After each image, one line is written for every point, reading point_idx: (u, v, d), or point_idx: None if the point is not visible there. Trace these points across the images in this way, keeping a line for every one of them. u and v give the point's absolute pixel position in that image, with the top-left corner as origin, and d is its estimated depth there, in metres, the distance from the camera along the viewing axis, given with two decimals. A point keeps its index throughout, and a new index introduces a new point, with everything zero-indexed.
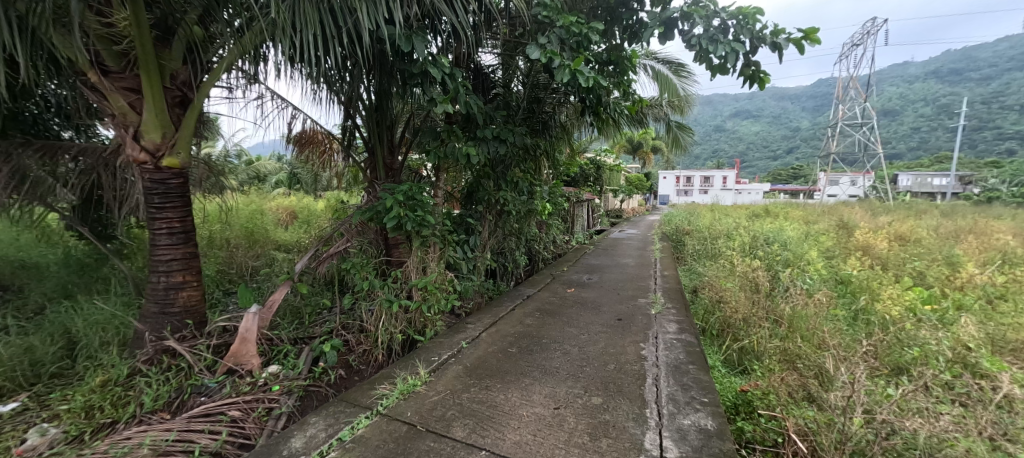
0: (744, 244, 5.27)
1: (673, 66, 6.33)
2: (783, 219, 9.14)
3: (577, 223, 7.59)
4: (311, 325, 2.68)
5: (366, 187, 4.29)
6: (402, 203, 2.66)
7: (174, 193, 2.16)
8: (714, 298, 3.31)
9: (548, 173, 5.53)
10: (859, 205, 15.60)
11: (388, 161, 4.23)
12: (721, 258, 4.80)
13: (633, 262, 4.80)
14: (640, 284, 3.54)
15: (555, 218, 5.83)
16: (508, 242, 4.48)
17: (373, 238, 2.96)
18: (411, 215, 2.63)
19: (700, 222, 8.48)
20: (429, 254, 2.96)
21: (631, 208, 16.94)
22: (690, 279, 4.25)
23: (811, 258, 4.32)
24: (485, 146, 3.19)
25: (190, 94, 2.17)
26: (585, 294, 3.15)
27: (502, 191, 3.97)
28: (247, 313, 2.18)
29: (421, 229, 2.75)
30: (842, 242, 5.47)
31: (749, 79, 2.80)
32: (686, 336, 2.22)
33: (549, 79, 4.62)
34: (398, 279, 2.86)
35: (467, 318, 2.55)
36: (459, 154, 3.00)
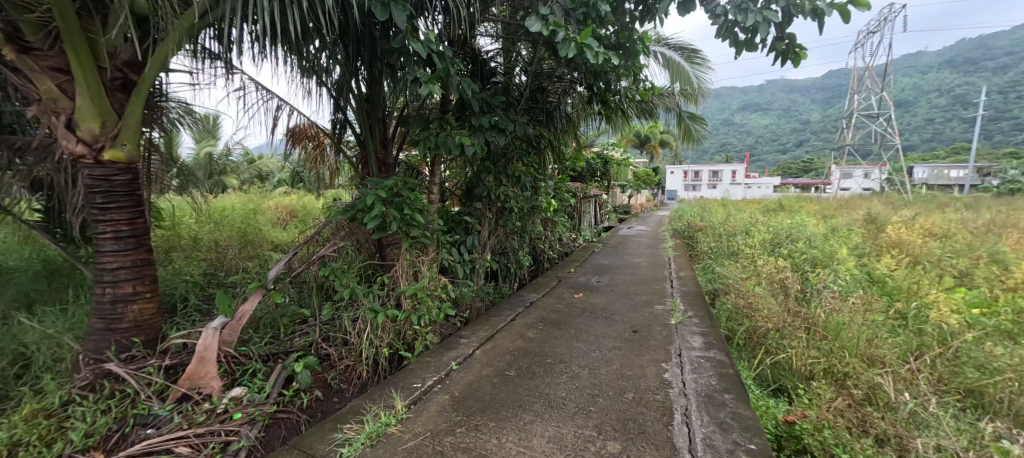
0: (765, 241, 4.90)
1: (686, 53, 5.96)
2: (801, 214, 8.72)
3: (584, 219, 7.24)
4: (287, 338, 2.39)
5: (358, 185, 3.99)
6: (386, 200, 2.35)
7: (119, 191, 1.86)
8: (740, 302, 2.96)
9: (554, 167, 5.20)
10: (877, 198, 15.05)
11: (381, 157, 3.92)
12: (740, 257, 4.44)
13: (646, 261, 4.46)
14: (656, 287, 3.21)
15: (560, 214, 5.50)
16: (510, 241, 4.16)
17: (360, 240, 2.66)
18: (397, 215, 2.30)
19: (714, 218, 8.09)
20: (420, 257, 2.65)
21: (639, 204, 16.53)
22: (709, 281, 3.91)
23: (842, 257, 3.96)
24: (484, 135, 2.86)
25: (134, 76, 1.88)
26: (595, 300, 2.83)
27: (503, 187, 3.65)
28: (206, 328, 1.89)
29: (409, 230, 2.44)
30: (871, 238, 5.07)
31: (781, 55, 2.45)
32: (715, 354, 1.89)
33: (554, 66, 4.32)
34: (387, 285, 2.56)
35: (461, 331, 2.24)
36: (453, 143, 2.66)
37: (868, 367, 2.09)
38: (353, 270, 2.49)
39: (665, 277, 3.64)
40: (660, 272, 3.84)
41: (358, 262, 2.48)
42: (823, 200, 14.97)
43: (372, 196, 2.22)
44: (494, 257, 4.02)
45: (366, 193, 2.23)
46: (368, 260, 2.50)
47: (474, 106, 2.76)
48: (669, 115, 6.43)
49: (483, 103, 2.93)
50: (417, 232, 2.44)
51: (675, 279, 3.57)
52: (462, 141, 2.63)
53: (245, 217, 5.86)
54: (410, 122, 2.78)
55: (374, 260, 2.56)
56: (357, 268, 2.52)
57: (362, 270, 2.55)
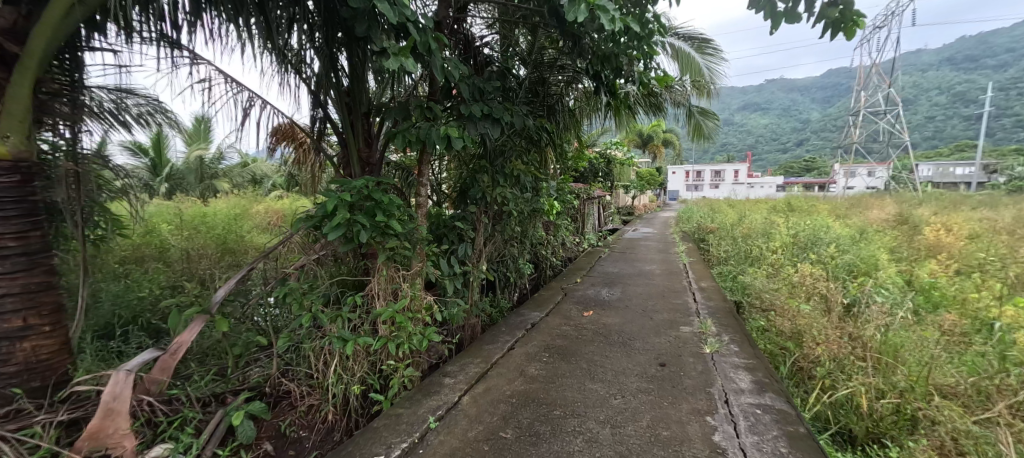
0: (789, 246, 4.46)
1: (696, 42, 5.54)
2: (816, 215, 8.26)
3: (587, 222, 6.81)
4: (235, 375, 1.97)
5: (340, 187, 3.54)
6: (353, 204, 1.91)
7: (4, 198, 1.44)
8: (778, 321, 2.53)
9: (556, 167, 4.76)
10: (888, 196, 14.60)
11: (365, 155, 3.46)
12: (764, 263, 4.00)
13: (659, 269, 4.03)
14: (676, 301, 2.78)
15: (564, 217, 5.08)
16: (508, 248, 3.74)
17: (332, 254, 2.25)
18: (367, 223, 1.86)
19: (725, 219, 7.66)
20: (401, 272, 2.22)
21: (642, 205, 16.08)
22: (733, 292, 3.48)
23: (883, 263, 3.52)
24: (476, 127, 2.41)
25: (14, 49, 1.47)
26: (609, 319, 2.41)
27: (500, 188, 3.23)
28: (118, 372, 1.48)
29: (384, 238, 2.02)
30: (906, 241, 4.63)
31: (831, 27, 2.06)
32: (773, 400, 1.47)
33: (557, 56, 3.95)
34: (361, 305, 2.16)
35: (448, 365, 1.82)
36: (436, 134, 2.19)
37: (959, 409, 1.67)
38: (319, 289, 2.07)
39: (685, 288, 3.21)
40: (677, 282, 3.41)
41: (327, 279, 2.07)
42: (832, 199, 14.56)
43: (335, 199, 1.79)
44: (491, 266, 3.60)
45: (327, 195, 1.80)
46: (340, 276, 2.07)
47: (461, 90, 2.32)
48: (675, 110, 5.91)
49: (475, 91, 2.50)
50: (395, 243, 2.03)
51: (695, 290, 3.14)
52: (446, 130, 2.17)
53: (224, 222, 5.45)
54: (385, 109, 2.33)
55: (348, 274, 2.11)
56: (326, 287, 2.10)
57: (332, 289, 2.12)
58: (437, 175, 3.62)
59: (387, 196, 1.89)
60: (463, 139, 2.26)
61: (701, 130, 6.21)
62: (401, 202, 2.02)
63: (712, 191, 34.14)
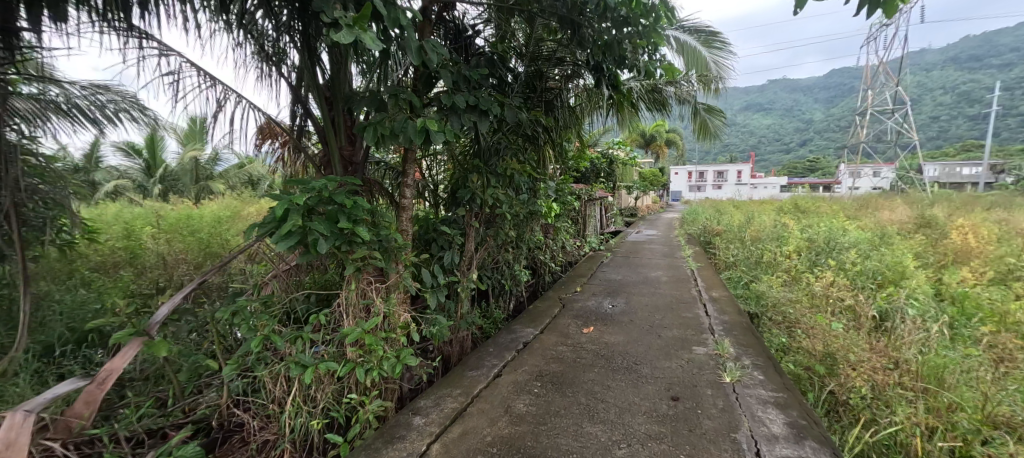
0: (804, 251, 4.16)
1: (703, 36, 4.94)
2: (827, 216, 7.93)
3: (588, 224, 6.52)
4: (178, 407, 1.72)
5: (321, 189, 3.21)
6: (311, 208, 1.62)
7: None
8: (803, 338, 2.25)
9: (554, 168, 4.48)
10: (898, 197, 14.25)
11: (347, 154, 3.13)
12: (779, 270, 3.70)
13: (666, 276, 3.75)
14: (686, 314, 2.50)
15: (563, 220, 4.79)
16: (503, 254, 3.46)
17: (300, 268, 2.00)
18: (325, 231, 1.56)
19: (732, 220, 7.34)
20: (372, 286, 1.94)
21: (645, 206, 15.76)
22: (747, 302, 3.18)
23: (911, 271, 3.22)
24: (461, 119, 2.12)
25: None
26: (612, 338, 2.13)
27: (493, 189, 2.94)
28: (14, 416, 1.26)
29: (349, 248, 1.74)
30: (930, 245, 4.31)
31: (868, 4, 1.78)
32: (815, 453, 1.19)
33: (555, 50, 3.69)
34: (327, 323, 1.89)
35: (423, 399, 1.55)
36: (413, 126, 1.89)
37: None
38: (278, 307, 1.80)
39: (695, 297, 2.93)
40: (686, 291, 3.13)
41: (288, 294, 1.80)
42: (840, 200, 14.24)
43: (285, 204, 1.50)
44: (483, 273, 3.32)
45: (276, 198, 1.51)
46: (304, 290, 1.79)
47: (441, 76, 2.00)
48: (681, 107, 5.72)
49: (462, 79, 2.20)
50: (364, 253, 1.76)
51: (706, 299, 2.86)
52: (423, 120, 1.88)
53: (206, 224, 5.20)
54: (354, 99, 1.99)
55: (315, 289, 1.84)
56: (286, 303, 1.83)
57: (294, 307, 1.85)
58: (433, 176, 3.34)
59: (349, 199, 1.62)
60: (447, 134, 1.97)
61: (707, 129, 5.99)
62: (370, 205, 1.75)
63: (716, 192, 33.79)
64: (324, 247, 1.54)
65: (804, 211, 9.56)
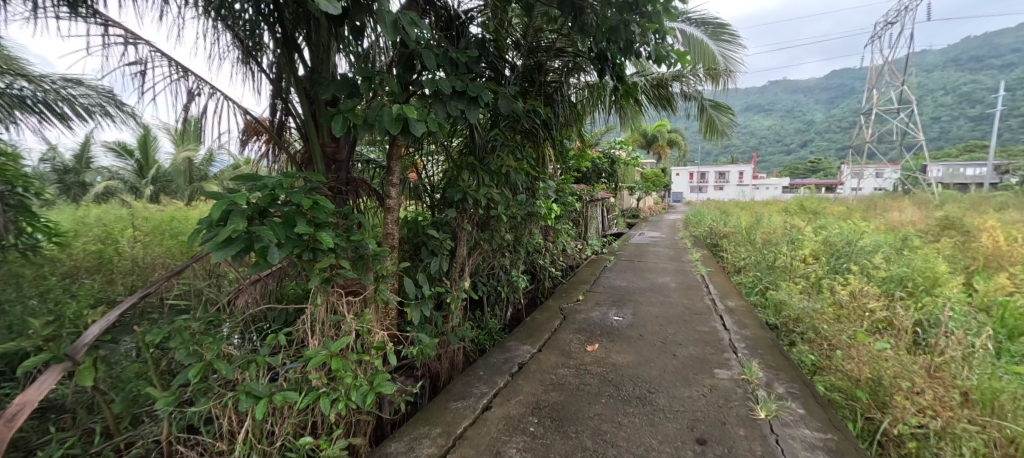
0: (821, 255, 3.88)
1: (709, 28, 4.73)
2: (838, 217, 7.65)
3: (590, 226, 6.25)
4: (110, 445, 1.46)
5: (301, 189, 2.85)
6: (261, 210, 1.35)
7: None
8: (837, 356, 1.98)
9: (555, 167, 4.21)
10: (905, 197, 13.93)
11: (331, 150, 2.80)
12: (798, 277, 3.43)
13: (675, 282, 3.47)
14: (702, 327, 2.23)
15: (564, 222, 4.52)
16: (499, 259, 3.19)
17: (264, 279, 1.75)
18: (272, 236, 1.28)
19: (739, 222, 7.06)
20: (341, 300, 1.68)
21: (647, 208, 15.50)
22: (765, 311, 2.91)
23: (945, 277, 2.94)
24: (446, 107, 1.85)
25: None
26: (620, 357, 1.87)
27: (486, 189, 2.67)
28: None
29: (310, 257, 1.47)
30: (956, 248, 4.04)
31: None
32: None
33: (555, 40, 3.42)
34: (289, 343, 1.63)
35: (397, 437, 1.29)
36: (389, 113, 1.62)
37: None
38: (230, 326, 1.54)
39: (709, 307, 2.65)
40: (699, 299, 2.86)
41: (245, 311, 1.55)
42: (846, 200, 13.97)
43: (225, 205, 1.23)
44: (476, 280, 3.06)
45: (214, 196, 1.24)
46: (262, 306, 1.53)
47: (423, 56, 1.73)
48: (687, 105, 5.44)
49: (449, 63, 1.91)
50: (329, 263, 1.50)
51: (723, 309, 2.58)
52: (400, 106, 1.61)
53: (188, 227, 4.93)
54: (322, 84, 1.72)
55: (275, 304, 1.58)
56: (240, 320, 1.57)
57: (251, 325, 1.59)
58: (422, 175, 3.06)
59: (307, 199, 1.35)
60: (430, 123, 1.70)
61: (715, 127, 5.71)
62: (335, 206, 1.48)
63: (718, 193, 33.48)
64: (274, 257, 1.28)
65: (812, 212, 9.28)
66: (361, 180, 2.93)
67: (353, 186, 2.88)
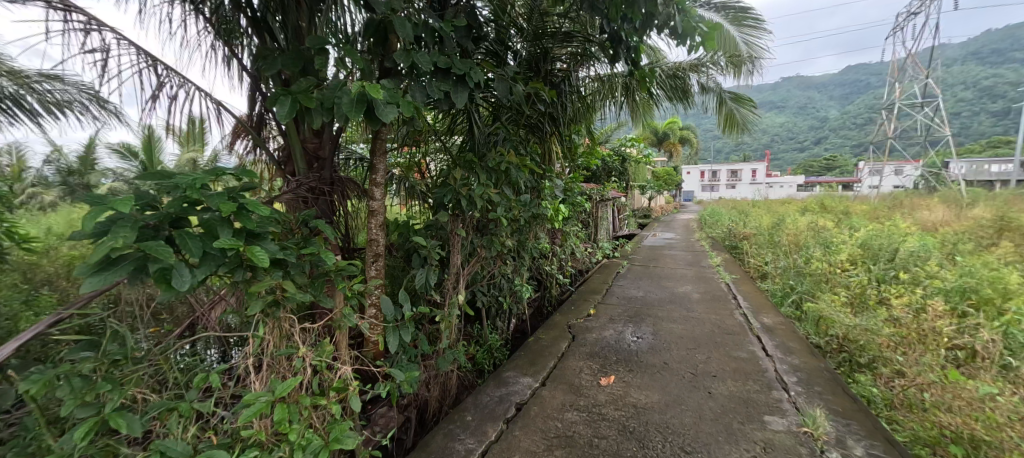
0: (862, 261, 3.46)
1: (730, 13, 3.97)
2: (866, 217, 7.16)
3: (600, 227, 5.87)
4: None
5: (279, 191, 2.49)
6: (171, 217, 1.03)
7: None
8: (915, 396, 1.59)
9: (563, 164, 3.84)
10: (931, 195, 13.26)
11: (312, 146, 2.42)
12: (839, 287, 3.02)
13: (698, 292, 3.09)
14: (738, 353, 1.86)
15: (573, 223, 4.16)
16: (500, 267, 2.84)
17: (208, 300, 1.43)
18: (168, 250, 0.93)
19: (759, 222, 6.63)
20: (292, 326, 1.36)
21: (659, 207, 15.01)
22: (808, 328, 2.50)
23: (1018, 289, 2.53)
24: (425, 88, 1.50)
25: None
26: (642, 395, 1.52)
27: (483, 189, 2.33)
28: None
29: (243, 277, 1.14)
30: (1014, 252, 3.59)
31: None
32: None
33: (562, 23, 3.05)
34: (229, 381, 1.32)
35: None
36: (350, 94, 1.28)
37: None
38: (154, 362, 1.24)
39: (743, 324, 2.27)
40: (729, 314, 2.47)
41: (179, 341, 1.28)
42: (871, 198, 13.34)
43: (98, 212, 0.89)
44: (473, 291, 2.72)
45: (85, 199, 0.90)
46: (194, 335, 1.24)
47: (395, 24, 1.39)
48: (704, 97, 5.04)
49: (432, 36, 1.56)
50: (268, 284, 1.17)
51: (761, 328, 2.19)
52: (363, 83, 1.28)
53: None
54: (267, 58, 1.36)
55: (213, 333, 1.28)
56: (168, 353, 1.26)
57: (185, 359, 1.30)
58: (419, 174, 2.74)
59: (229, 203, 1.03)
60: (404, 106, 1.36)
61: (734, 121, 5.23)
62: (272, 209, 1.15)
63: (731, 191, 32.72)
64: (179, 280, 0.96)
65: (837, 210, 8.73)
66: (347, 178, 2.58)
67: (339, 185, 2.53)
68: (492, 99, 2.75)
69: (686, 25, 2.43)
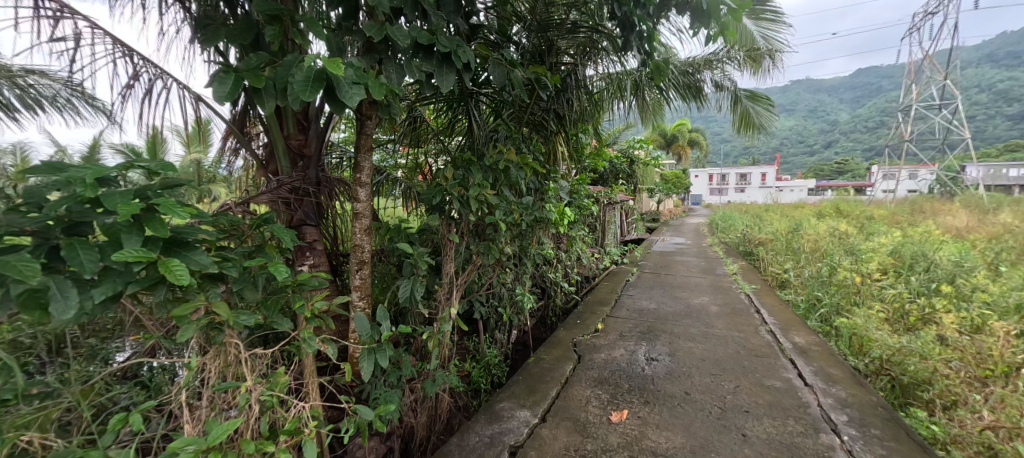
0: (896, 270, 3.16)
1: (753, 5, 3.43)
2: (889, 222, 6.80)
3: (608, 231, 5.59)
4: None
5: (261, 191, 2.20)
6: (67, 220, 0.83)
7: None
8: (993, 442, 1.32)
9: (568, 166, 3.57)
10: (951, 200, 12.79)
11: (296, 142, 2.17)
12: (874, 300, 2.72)
13: (716, 305, 2.80)
14: (771, 382, 1.59)
15: (579, 228, 3.89)
16: (499, 276, 2.58)
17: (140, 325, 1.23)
18: (36, 262, 0.72)
19: (776, 227, 6.30)
20: (235, 352, 1.14)
21: (667, 211, 14.67)
22: (843, 348, 2.22)
23: None
24: (403, 69, 1.28)
25: None
26: (660, 437, 1.27)
27: (479, 189, 2.07)
28: None
29: (164, 296, 0.92)
30: None
31: None
32: None
33: (569, 14, 2.79)
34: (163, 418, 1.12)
35: None
36: (305, 71, 1.05)
37: None
38: (72, 394, 1.04)
39: (772, 344, 1.99)
40: (755, 332, 2.19)
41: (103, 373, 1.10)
42: (887, 202, 12.91)
43: None
44: (468, 303, 2.46)
45: None
46: (117, 365, 1.05)
47: None
48: (719, 95, 4.71)
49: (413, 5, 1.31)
50: (192, 305, 0.95)
51: (793, 349, 1.92)
52: (318, 56, 1.06)
53: None
54: (206, 28, 1.12)
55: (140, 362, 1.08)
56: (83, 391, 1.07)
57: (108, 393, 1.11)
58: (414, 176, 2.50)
59: (133, 205, 0.80)
60: (372, 87, 1.13)
61: (749, 119, 4.84)
62: (196, 214, 0.93)
63: (740, 195, 32.21)
64: (55, 307, 0.75)
65: (855, 215, 8.34)
66: (336, 178, 2.32)
67: (326, 186, 2.27)
68: (491, 92, 2.49)
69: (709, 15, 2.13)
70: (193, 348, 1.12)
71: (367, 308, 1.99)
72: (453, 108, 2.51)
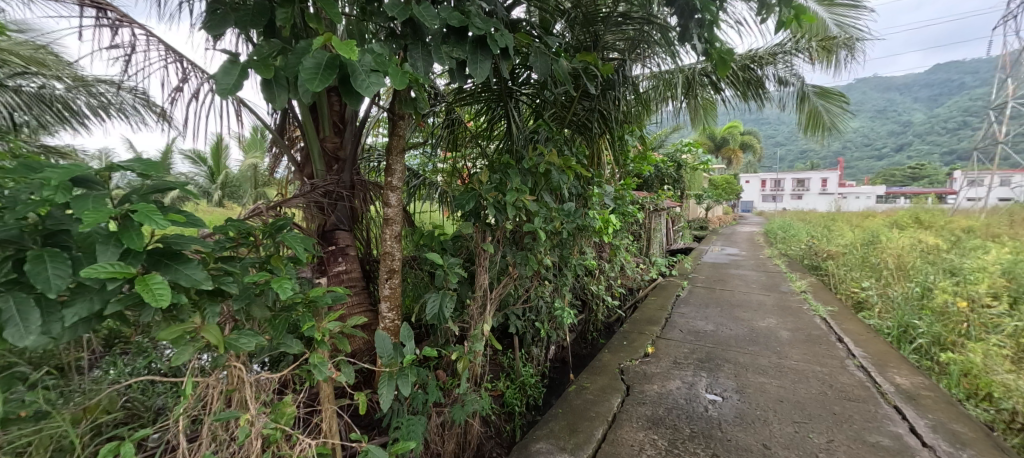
0: (1014, 296, 2.62)
1: None
2: (986, 236, 5.90)
3: (654, 240, 5.21)
4: None
5: (295, 194, 2.11)
6: (43, 228, 0.74)
7: None
8: None
9: (613, 169, 3.29)
10: None
11: (331, 146, 2.05)
12: (990, 333, 2.25)
13: (786, 329, 2.44)
14: (876, 439, 1.30)
15: (624, 236, 3.59)
16: (539, 289, 2.36)
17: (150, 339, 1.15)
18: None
19: (847, 239, 5.63)
20: (235, 376, 1.01)
21: (716, 218, 13.78)
22: (958, 392, 1.81)
23: None
24: (431, 56, 1.14)
25: None
26: None
27: (514, 195, 1.87)
28: None
29: (152, 316, 0.80)
30: None
31: None
32: None
33: (617, 4, 2.51)
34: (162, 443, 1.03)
35: None
36: (315, 57, 0.91)
37: None
38: (65, 416, 0.95)
39: (866, 385, 1.66)
40: (841, 367, 1.84)
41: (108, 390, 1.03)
42: (977, 213, 11.40)
43: None
44: (503, 316, 2.27)
45: None
46: (113, 386, 0.96)
47: None
48: (783, 92, 4.22)
49: None
50: (178, 328, 0.83)
51: (897, 394, 1.57)
52: (329, 38, 0.91)
53: None
54: (215, 13, 1.02)
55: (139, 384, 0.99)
56: (81, 412, 0.99)
57: (111, 412, 1.03)
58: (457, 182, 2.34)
59: (99, 212, 0.69)
60: (393, 75, 0.98)
61: (818, 119, 4.32)
62: (183, 223, 0.82)
63: (797, 202, 29.98)
64: (10, 333, 0.66)
65: (938, 227, 7.38)
66: (370, 182, 2.19)
67: (360, 190, 2.14)
68: (532, 90, 2.29)
69: (792, 7, 1.74)
70: (195, 369, 1.00)
71: (396, 321, 1.84)
72: (492, 108, 2.34)
